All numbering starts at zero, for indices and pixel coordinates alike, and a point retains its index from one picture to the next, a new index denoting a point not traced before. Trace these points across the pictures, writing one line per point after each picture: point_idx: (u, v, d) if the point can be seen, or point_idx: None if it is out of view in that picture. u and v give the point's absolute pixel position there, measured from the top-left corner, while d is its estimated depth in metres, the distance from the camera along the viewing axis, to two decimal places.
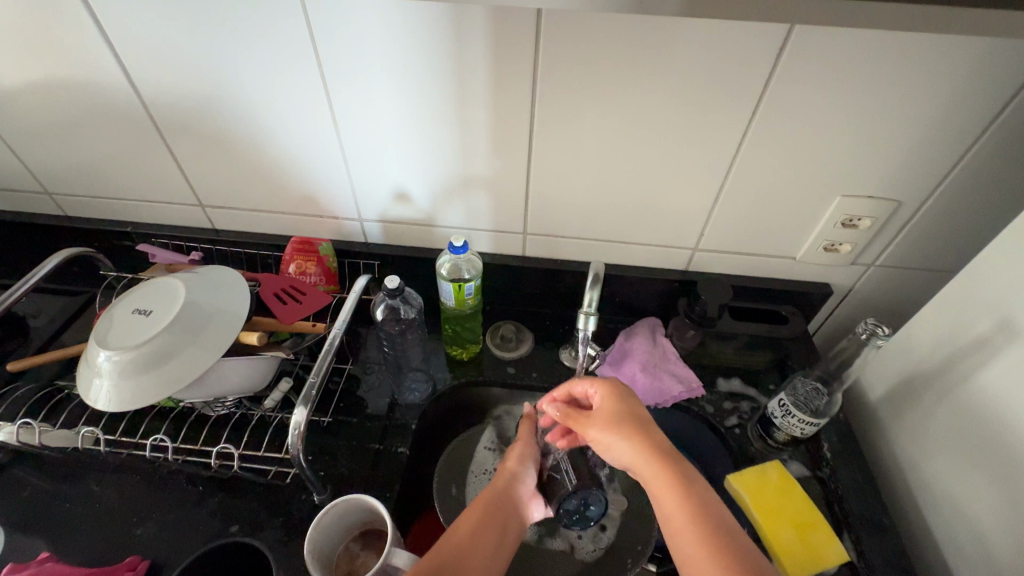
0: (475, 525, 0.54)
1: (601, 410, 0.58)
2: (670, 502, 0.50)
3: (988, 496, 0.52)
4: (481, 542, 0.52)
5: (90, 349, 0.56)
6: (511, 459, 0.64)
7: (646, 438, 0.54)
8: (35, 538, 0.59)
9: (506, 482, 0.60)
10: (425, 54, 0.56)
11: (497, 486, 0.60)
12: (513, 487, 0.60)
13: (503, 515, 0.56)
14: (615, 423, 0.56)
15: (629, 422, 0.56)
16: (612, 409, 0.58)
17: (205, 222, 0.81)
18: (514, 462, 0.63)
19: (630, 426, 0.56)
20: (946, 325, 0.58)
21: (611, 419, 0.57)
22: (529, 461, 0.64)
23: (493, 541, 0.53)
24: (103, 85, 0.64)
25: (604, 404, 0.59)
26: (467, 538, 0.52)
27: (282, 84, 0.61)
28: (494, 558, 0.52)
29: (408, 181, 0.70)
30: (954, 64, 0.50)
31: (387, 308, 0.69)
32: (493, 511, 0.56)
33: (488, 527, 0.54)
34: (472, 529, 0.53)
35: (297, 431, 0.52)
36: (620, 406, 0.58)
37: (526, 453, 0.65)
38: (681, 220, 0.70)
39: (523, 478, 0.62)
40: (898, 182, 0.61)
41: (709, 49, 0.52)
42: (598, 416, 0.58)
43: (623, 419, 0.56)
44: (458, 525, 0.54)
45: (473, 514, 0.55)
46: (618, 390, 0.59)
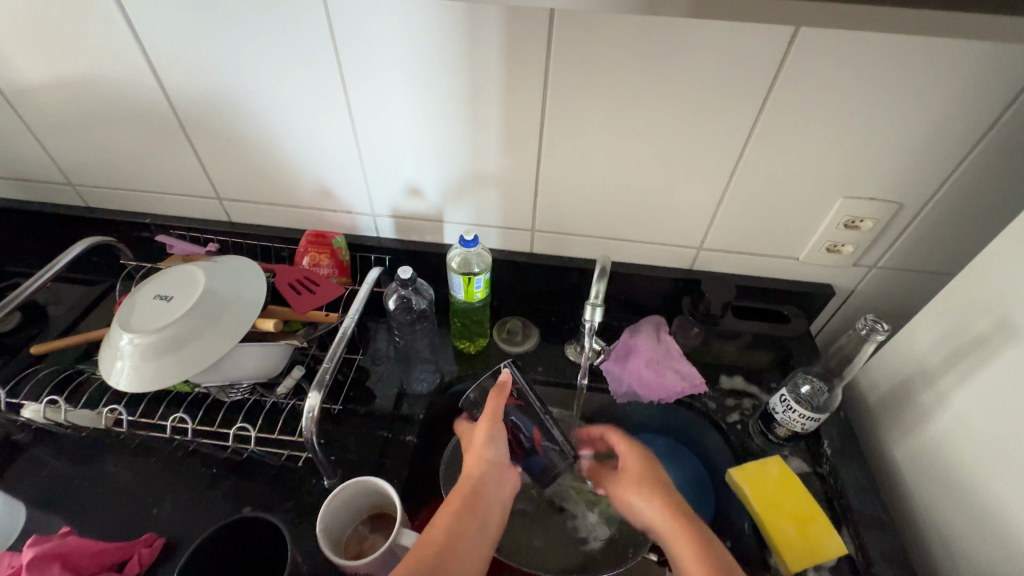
0: (453, 521, 0.53)
1: (622, 466, 0.65)
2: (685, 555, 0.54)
3: (985, 491, 0.53)
4: (460, 537, 0.52)
5: (113, 332, 0.58)
6: (483, 443, 0.61)
7: (666, 498, 0.60)
8: (54, 515, 0.61)
9: (480, 469, 0.59)
10: (440, 54, 0.58)
11: (472, 475, 0.58)
12: (489, 474, 0.59)
13: (481, 504, 0.56)
14: (637, 485, 0.62)
15: (645, 479, 0.62)
16: (629, 465, 0.65)
17: (222, 215, 0.83)
18: (486, 447, 0.60)
19: (651, 487, 0.61)
20: (945, 325, 0.59)
21: (634, 480, 0.63)
22: (499, 443, 0.61)
23: (473, 534, 0.53)
24: (130, 81, 0.66)
25: (627, 464, 0.65)
26: (447, 534, 0.51)
27: (303, 81, 0.63)
28: (476, 546, 0.52)
29: (421, 177, 0.72)
30: (954, 68, 0.52)
31: (399, 298, 0.72)
32: (471, 504, 0.55)
33: (466, 521, 0.54)
34: (451, 525, 0.52)
35: (311, 414, 0.53)
36: (642, 468, 0.63)
37: (498, 435, 0.61)
38: (687, 219, 0.71)
39: (497, 462, 0.60)
40: (899, 184, 0.63)
41: (716, 50, 0.53)
42: (625, 477, 0.64)
43: (641, 475, 0.63)
44: (437, 523, 0.53)
45: (450, 509, 0.55)
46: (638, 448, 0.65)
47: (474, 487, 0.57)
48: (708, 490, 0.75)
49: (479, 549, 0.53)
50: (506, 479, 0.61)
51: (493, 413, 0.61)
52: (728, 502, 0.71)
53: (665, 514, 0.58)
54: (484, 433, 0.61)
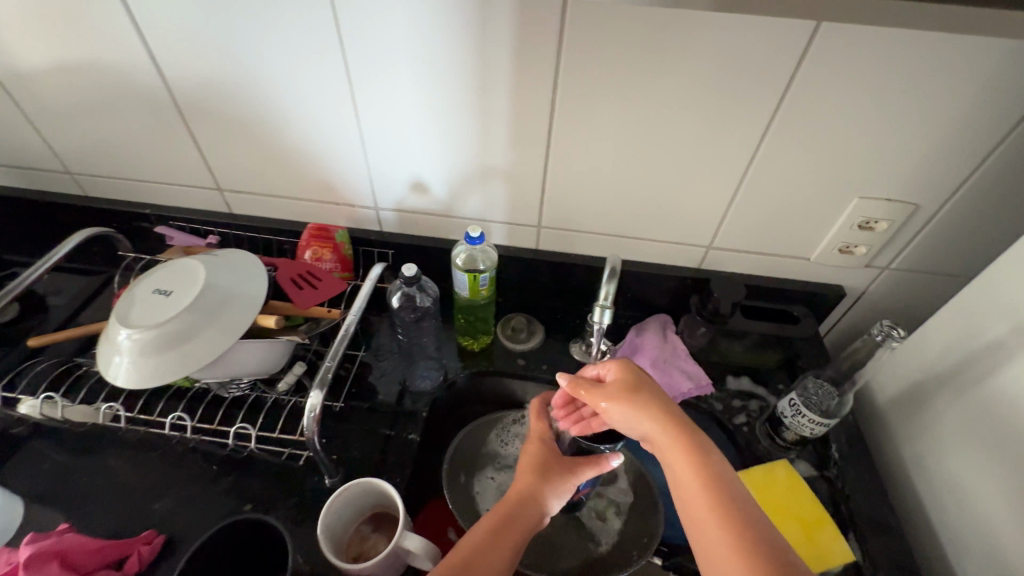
0: (484, 539, 0.50)
1: (617, 384, 0.56)
2: (690, 484, 0.48)
3: (996, 499, 0.52)
4: (493, 557, 0.49)
5: (112, 327, 0.57)
6: (545, 482, 0.56)
7: (668, 417, 0.52)
8: (53, 509, 0.61)
9: (531, 500, 0.55)
10: (448, 47, 0.57)
11: (515, 498, 0.55)
12: (537, 507, 0.55)
13: (518, 528, 0.52)
14: (632, 401, 0.54)
15: (646, 400, 0.54)
16: (627, 383, 0.56)
17: (222, 207, 0.81)
18: (546, 483, 0.56)
19: (652, 405, 0.53)
20: (959, 329, 0.58)
21: (628, 394, 0.54)
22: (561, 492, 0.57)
23: (506, 556, 0.50)
24: (129, 68, 0.64)
25: (620, 381, 0.56)
26: (478, 550, 0.49)
27: (307, 72, 0.61)
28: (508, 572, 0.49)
29: (426, 171, 0.70)
30: (979, 66, 0.50)
31: (403, 296, 0.70)
32: (510, 527, 0.52)
33: (500, 541, 0.51)
34: (483, 542, 0.50)
35: (313, 414, 0.52)
36: (641, 385, 0.55)
37: (563, 483, 0.57)
38: (697, 218, 0.70)
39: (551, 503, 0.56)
40: (917, 185, 0.61)
41: (733, 44, 0.52)
42: (616, 390, 0.55)
43: (640, 394, 0.54)
44: (468, 538, 0.51)
45: (485, 526, 0.52)
46: (633, 366, 0.57)
47: (515, 512, 0.54)
48: None
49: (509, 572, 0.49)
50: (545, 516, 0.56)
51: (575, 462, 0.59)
52: None
53: (670, 434, 0.51)
54: (551, 475, 0.57)
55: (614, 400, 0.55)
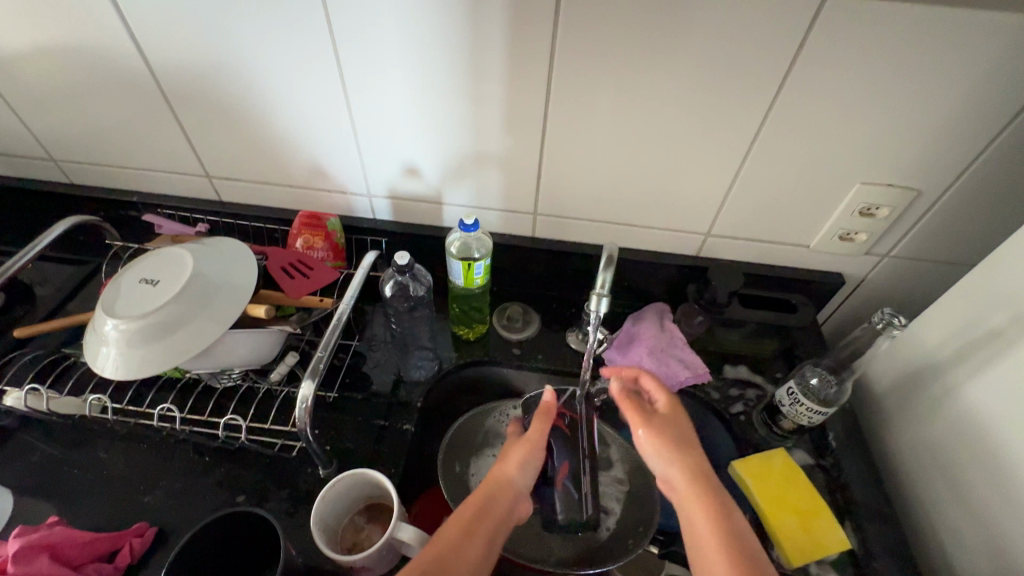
0: (461, 532, 0.50)
1: (659, 417, 0.57)
2: (708, 534, 0.48)
3: (993, 488, 0.52)
4: (469, 550, 0.48)
5: (97, 317, 0.56)
6: (513, 463, 0.57)
7: (700, 464, 0.53)
8: (43, 502, 0.60)
9: (500, 488, 0.55)
10: (440, 28, 0.55)
11: (490, 487, 0.55)
12: (505, 496, 0.55)
13: (493, 519, 0.52)
14: (671, 437, 0.55)
15: (682, 442, 0.55)
16: (669, 420, 0.57)
17: (211, 194, 0.80)
18: (515, 466, 0.57)
19: (688, 448, 0.54)
20: (960, 317, 0.57)
21: (667, 430, 0.55)
22: (528, 470, 0.58)
23: (480, 549, 0.49)
24: (109, 50, 0.62)
25: (663, 415, 0.57)
26: (454, 543, 0.48)
27: (297, 55, 0.59)
28: (480, 566, 0.49)
29: (419, 157, 0.68)
30: (987, 48, 0.48)
31: (396, 284, 0.69)
32: (482, 518, 0.52)
33: (475, 535, 0.50)
34: (459, 534, 0.49)
35: (304, 404, 0.51)
36: (679, 428, 0.56)
37: (529, 461, 0.58)
38: (696, 205, 0.68)
39: (520, 490, 0.56)
40: (919, 170, 0.60)
41: (735, 24, 0.50)
42: (657, 422, 0.56)
43: (677, 436, 0.55)
44: (445, 531, 0.50)
45: (461, 519, 0.51)
46: (677, 407, 0.58)
47: (488, 502, 0.53)
48: None
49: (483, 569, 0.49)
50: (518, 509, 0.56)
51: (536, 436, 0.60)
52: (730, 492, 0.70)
53: (699, 484, 0.51)
54: (519, 455, 0.58)
55: (652, 431, 0.55)
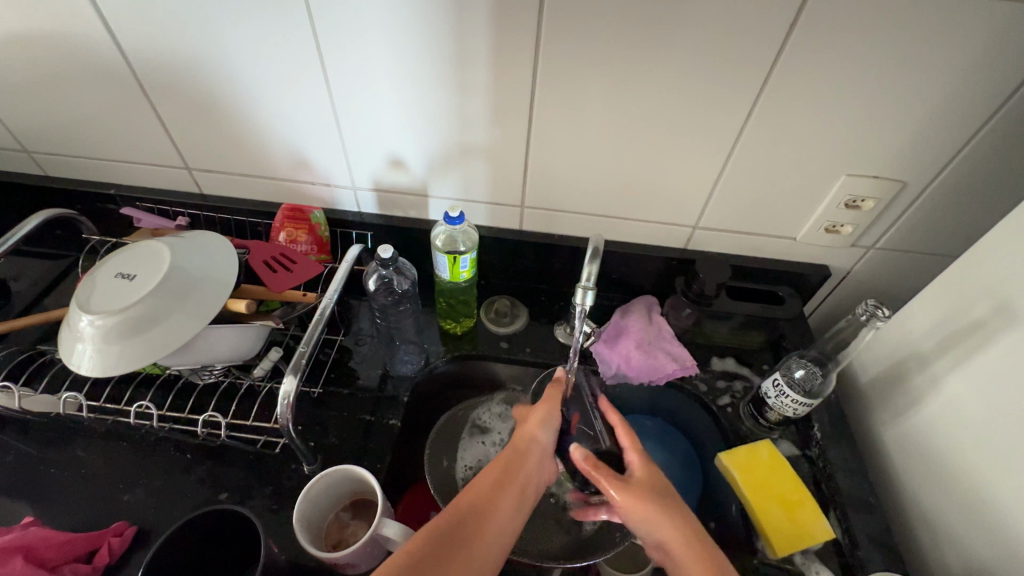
0: (491, 486, 0.51)
1: (638, 479, 0.54)
2: None
3: (977, 477, 0.52)
4: (499, 503, 0.50)
5: (72, 313, 0.54)
6: (536, 421, 0.58)
7: (690, 526, 0.51)
8: (20, 502, 0.59)
9: (527, 445, 0.56)
10: (424, 18, 0.54)
11: (517, 444, 0.56)
12: (533, 451, 0.56)
13: (521, 473, 0.54)
14: (656, 502, 0.52)
15: (669, 501, 0.52)
16: (651, 480, 0.54)
17: (192, 187, 0.78)
18: (539, 424, 0.58)
19: (676, 507, 0.52)
20: (944, 309, 0.57)
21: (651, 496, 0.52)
22: (552, 427, 0.59)
23: (512, 501, 0.51)
24: (81, 38, 0.60)
25: (643, 480, 0.54)
26: (485, 496, 0.50)
27: (275, 44, 0.58)
28: (510, 520, 0.50)
29: (403, 148, 0.67)
30: (973, 39, 0.48)
31: (380, 279, 0.68)
32: (512, 471, 0.53)
33: (506, 489, 0.52)
34: (490, 488, 0.51)
35: (286, 401, 0.50)
36: (663, 487, 0.54)
37: (552, 418, 0.59)
38: (683, 197, 0.68)
39: (546, 444, 0.57)
40: (904, 163, 0.60)
41: (721, 14, 0.49)
42: (635, 486, 0.53)
43: (664, 497, 0.52)
44: (475, 486, 0.51)
45: (491, 475, 0.52)
46: (655, 468, 0.55)
47: (516, 459, 0.54)
48: (696, 471, 0.75)
49: (514, 521, 0.51)
50: (548, 463, 0.57)
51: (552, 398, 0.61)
52: (717, 484, 0.71)
53: (691, 548, 0.50)
54: (543, 413, 0.59)
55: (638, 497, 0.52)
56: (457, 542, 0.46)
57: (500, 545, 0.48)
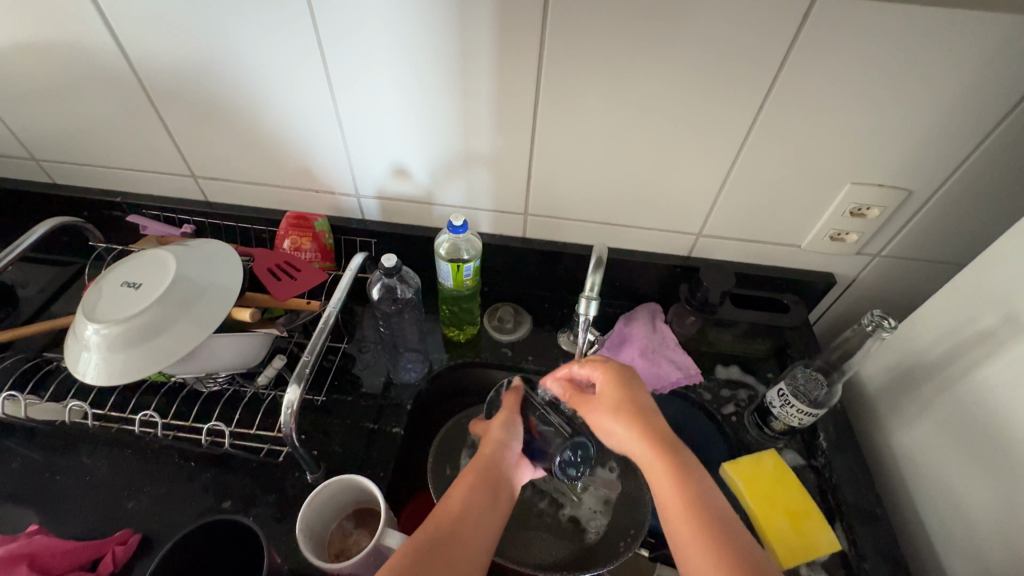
0: (467, 492, 0.52)
1: (602, 394, 0.57)
2: (670, 493, 0.48)
3: (987, 490, 0.51)
4: (476, 506, 0.51)
5: (79, 322, 0.54)
6: (497, 427, 0.61)
7: (649, 425, 0.53)
8: (25, 509, 0.59)
9: (493, 449, 0.59)
10: (429, 27, 0.54)
11: (484, 451, 0.59)
12: (501, 453, 0.58)
13: (494, 474, 0.55)
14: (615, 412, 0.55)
15: (628, 407, 0.54)
16: (610, 391, 0.56)
17: (199, 195, 0.79)
18: (500, 429, 0.61)
19: (635, 413, 0.53)
20: (949, 319, 0.57)
21: (613, 406, 0.55)
22: (512, 430, 0.62)
23: (489, 502, 0.52)
24: (90, 48, 0.61)
25: (606, 390, 0.56)
26: (461, 501, 0.51)
27: (279, 48, 0.58)
28: (493, 520, 0.51)
29: (408, 156, 0.68)
30: (978, 48, 0.48)
31: (384, 287, 0.68)
32: (485, 473, 0.55)
33: (482, 490, 0.53)
34: (466, 492, 0.52)
35: (291, 409, 0.50)
36: (622, 390, 0.55)
37: (511, 421, 0.63)
38: (687, 204, 0.68)
39: (511, 444, 0.60)
40: (910, 170, 0.60)
41: (725, 22, 0.49)
42: (597, 400, 0.56)
43: (623, 405, 0.55)
44: (452, 496, 0.52)
45: (466, 479, 0.54)
46: (617, 374, 0.57)
47: (485, 464, 0.56)
48: None
49: (495, 523, 0.51)
50: (520, 465, 0.59)
51: (510, 405, 0.65)
52: None
53: (651, 445, 0.51)
54: (500, 419, 0.62)
55: (600, 409, 0.56)
56: (444, 546, 0.47)
57: (485, 545, 0.49)
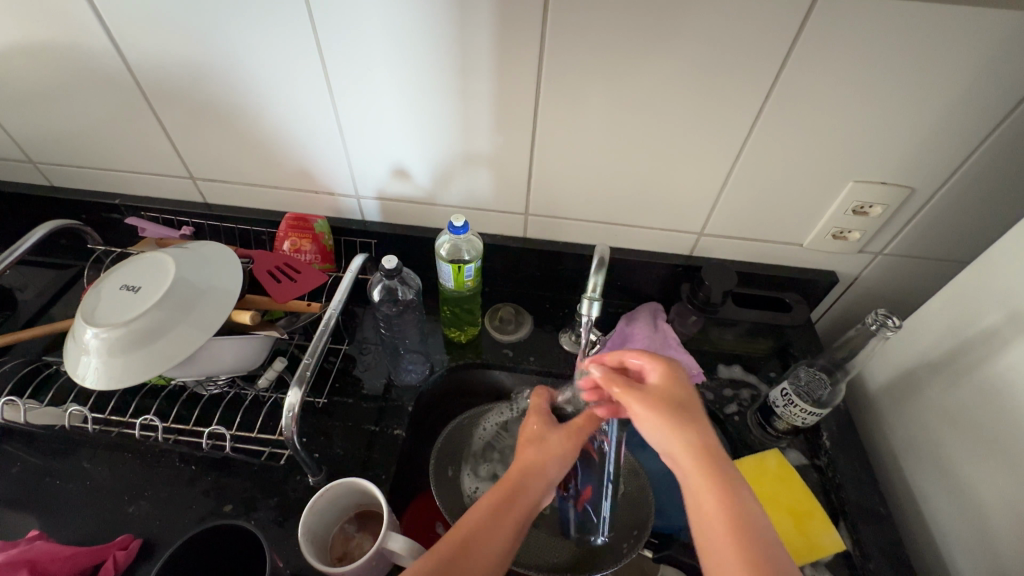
0: (491, 512, 0.49)
1: (653, 388, 0.51)
2: (716, 517, 0.42)
3: (993, 489, 0.51)
4: (497, 529, 0.48)
5: (78, 326, 0.54)
6: (551, 452, 0.56)
7: (701, 439, 0.47)
8: (25, 514, 0.59)
9: (534, 471, 0.54)
10: (428, 28, 0.54)
11: (523, 469, 0.54)
12: (539, 477, 0.54)
13: (523, 500, 0.52)
14: (663, 412, 0.48)
15: (679, 411, 0.48)
16: (664, 390, 0.50)
17: (197, 197, 0.78)
18: (552, 453, 0.56)
19: (682, 417, 0.48)
20: (954, 317, 0.57)
21: (663, 406, 0.49)
22: (561, 457, 0.57)
23: (508, 529, 0.49)
24: (87, 50, 0.60)
25: (658, 387, 0.51)
26: (484, 523, 0.48)
27: (278, 46, 0.57)
28: (505, 551, 0.48)
29: (408, 157, 0.67)
30: (980, 46, 0.48)
31: (385, 288, 0.68)
32: (516, 501, 0.51)
33: (506, 515, 0.50)
34: (490, 514, 0.49)
35: (292, 413, 0.49)
36: (677, 396, 0.50)
37: (566, 450, 0.57)
38: (689, 203, 0.68)
39: (551, 473, 0.55)
40: (912, 169, 0.59)
41: (725, 21, 0.49)
42: (646, 393, 0.50)
43: (674, 407, 0.49)
44: (475, 512, 0.49)
45: (494, 500, 0.50)
46: (676, 377, 0.51)
47: (519, 488, 0.52)
48: None
49: (506, 551, 0.48)
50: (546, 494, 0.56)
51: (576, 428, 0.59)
52: None
53: (700, 460, 0.45)
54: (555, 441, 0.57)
55: (646, 405, 0.49)
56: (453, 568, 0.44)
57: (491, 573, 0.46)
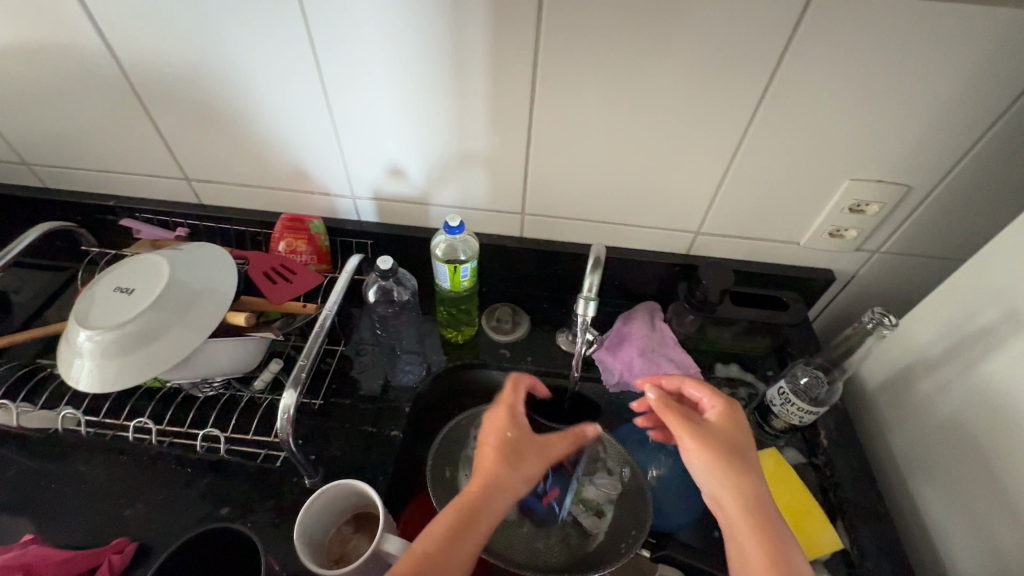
0: (451, 530, 0.46)
1: (712, 428, 0.51)
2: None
3: (990, 487, 0.51)
4: (457, 548, 0.45)
5: (71, 327, 0.54)
6: (521, 465, 0.52)
7: (751, 493, 0.46)
8: (20, 518, 0.59)
9: (497, 484, 0.50)
10: (422, 27, 0.53)
11: (489, 480, 0.50)
12: (504, 489, 0.50)
13: (484, 515, 0.48)
14: (717, 454, 0.48)
15: (734, 459, 0.48)
16: (722, 431, 0.51)
17: (192, 198, 0.78)
18: (521, 465, 0.52)
19: (736, 464, 0.47)
20: (950, 315, 0.57)
21: (719, 450, 0.48)
22: (528, 470, 0.53)
23: (468, 548, 0.46)
24: (79, 50, 0.60)
25: (718, 426, 0.51)
26: (443, 543, 0.45)
27: (272, 46, 0.57)
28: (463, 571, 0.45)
29: (404, 157, 0.67)
30: (975, 44, 0.48)
31: (379, 290, 0.70)
32: (477, 517, 0.47)
33: (467, 533, 0.46)
34: (448, 533, 0.46)
35: (287, 415, 0.49)
36: (734, 443, 0.50)
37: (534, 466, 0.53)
38: (685, 202, 0.68)
39: (516, 485, 0.51)
40: (908, 167, 0.59)
41: (719, 20, 0.49)
42: (703, 431, 0.50)
43: (729, 453, 0.48)
44: (434, 528, 0.46)
45: (453, 516, 0.47)
46: (735, 423, 0.52)
47: (480, 502, 0.48)
48: None
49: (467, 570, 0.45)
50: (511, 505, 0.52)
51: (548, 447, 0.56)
52: None
53: (750, 515, 0.45)
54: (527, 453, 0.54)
55: (700, 443, 0.49)
56: None
57: None
